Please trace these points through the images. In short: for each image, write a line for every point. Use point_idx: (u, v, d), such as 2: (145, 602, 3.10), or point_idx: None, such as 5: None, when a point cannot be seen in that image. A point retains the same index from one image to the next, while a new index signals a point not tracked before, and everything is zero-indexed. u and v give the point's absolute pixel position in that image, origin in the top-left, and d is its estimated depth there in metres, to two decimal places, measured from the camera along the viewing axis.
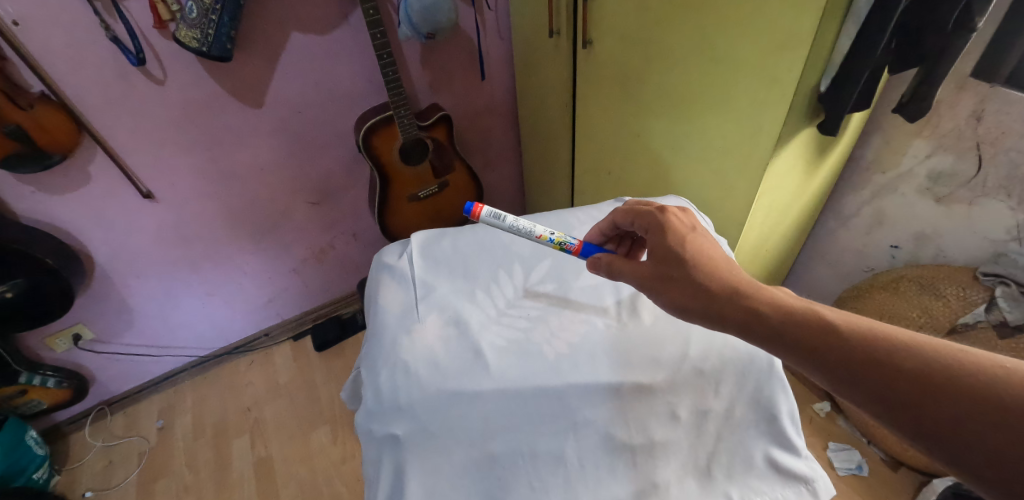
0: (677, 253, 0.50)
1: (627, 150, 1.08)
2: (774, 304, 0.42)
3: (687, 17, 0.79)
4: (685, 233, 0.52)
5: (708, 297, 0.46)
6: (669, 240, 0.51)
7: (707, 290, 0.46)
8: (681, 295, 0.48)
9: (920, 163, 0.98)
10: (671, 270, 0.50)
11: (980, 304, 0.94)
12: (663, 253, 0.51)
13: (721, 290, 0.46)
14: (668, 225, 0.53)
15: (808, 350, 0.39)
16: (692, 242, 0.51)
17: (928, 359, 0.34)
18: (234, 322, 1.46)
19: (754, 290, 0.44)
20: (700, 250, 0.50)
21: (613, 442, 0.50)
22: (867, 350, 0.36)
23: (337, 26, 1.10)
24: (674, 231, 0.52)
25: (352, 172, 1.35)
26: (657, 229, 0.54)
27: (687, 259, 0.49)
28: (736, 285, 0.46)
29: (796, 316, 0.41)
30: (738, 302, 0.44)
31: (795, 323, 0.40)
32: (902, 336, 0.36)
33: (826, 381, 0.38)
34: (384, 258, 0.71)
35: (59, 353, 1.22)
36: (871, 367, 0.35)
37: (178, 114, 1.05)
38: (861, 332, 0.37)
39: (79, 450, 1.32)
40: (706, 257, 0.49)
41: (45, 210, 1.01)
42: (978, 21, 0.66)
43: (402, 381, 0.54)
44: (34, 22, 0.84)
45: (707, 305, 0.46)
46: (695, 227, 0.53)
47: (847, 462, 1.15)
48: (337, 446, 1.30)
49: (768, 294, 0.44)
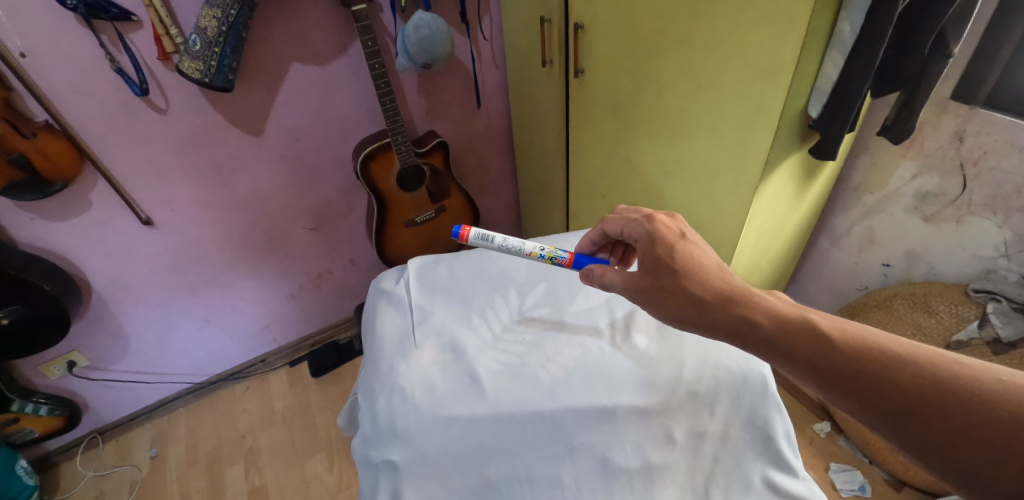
0: (666, 264, 0.51)
1: (620, 175, 1.10)
2: (770, 313, 0.43)
3: (673, 48, 0.83)
4: (675, 242, 0.52)
5: (701, 306, 0.47)
6: (658, 249, 0.52)
7: (697, 300, 0.47)
8: (675, 306, 0.49)
9: (906, 183, 1.00)
10: (662, 281, 0.50)
11: (973, 320, 0.94)
12: (652, 264, 0.52)
13: (713, 299, 0.46)
14: (657, 233, 0.54)
15: (806, 358, 0.39)
16: (679, 250, 0.51)
17: (921, 370, 0.34)
18: (231, 347, 1.45)
19: (749, 299, 0.45)
20: (692, 257, 0.50)
21: (611, 466, 0.50)
22: (861, 359, 0.37)
23: (337, 56, 1.13)
24: (663, 239, 0.53)
25: (350, 198, 1.37)
26: (646, 239, 0.54)
27: (678, 270, 0.50)
28: (728, 292, 0.46)
29: (791, 325, 0.42)
30: (731, 310, 0.45)
31: (790, 332, 0.41)
32: (894, 346, 0.37)
33: (822, 390, 0.39)
34: (382, 284, 0.72)
35: (53, 380, 1.21)
36: (863, 377, 0.36)
37: (179, 142, 1.07)
38: (857, 342, 0.38)
39: (71, 479, 1.30)
40: (697, 264, 0.50)
41: (44, 238, 1.02)
42: (954, 46, 0.70)
43: (399, 406, 0.54)
44: (41, 56, 0.86)
45: (700, 314, 0.47)
46: (685, 234, 0.54)
47: (849, 483, 1.14)
48: (332, 474, 1.28)
49: (761, 301, 0.44)
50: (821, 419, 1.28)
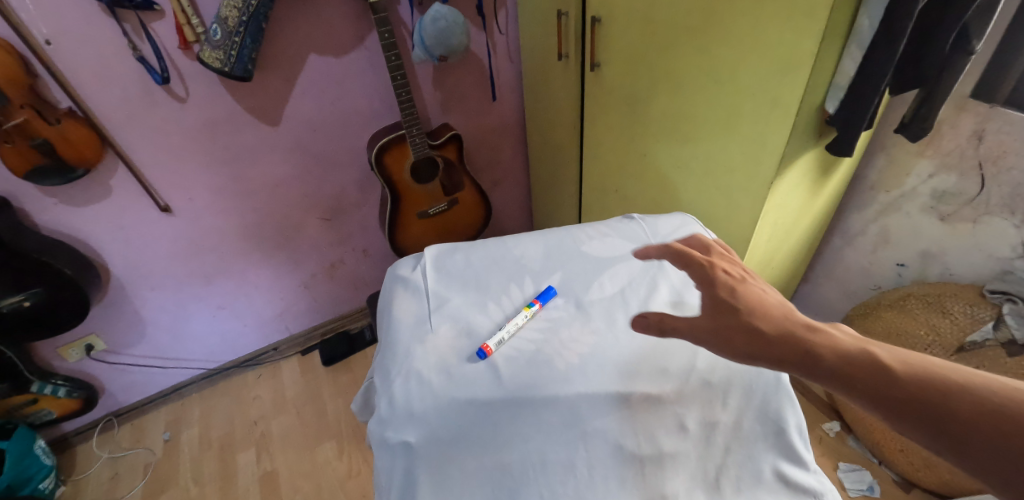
0: (729, 303, 0.47)
1: (633, 170, 1.10)
2: (834, 349, 0.39)
3: (690, 41, 0.83)
4: (734, 284, 0.49)
5: (762, 340, 0.43)
6: (718, 289, 0.49)
7: (757, 332, 0.43)
8: (739, 342, 0.44)
9: (923, 182, 0.99)
10: (725, 319, 0.46)
11: (987, 322, 0.93)
12: (713, 304, 0.48)
13: (774, 333, 0.43)
14: (713, 276, 0.50)
15: (876, 397, 0.35)
16: (742, 290, 0.48)
17: (1009, 406, 0.31)
18: (244, 334, 1.48)
19: (810, 333, 0.41)
20: (753, 297, 0.47)
21: (623, 452, 0.50)
22: (940, 395, 0.33)
23: (353, 48, 1.14)
24: (723, 281, 0.49)
25: (364, 189, 1.38)
26: (703, 282, 0.50)
27: (740, 310, 0.46)
28: (788, 327, 0.43)
29: (856, 359, 0.38)
30: (793, 343, 0.41)
31: (856, 364, 0.37)
32: (974, 380, 0.34)
33: (899, 428, 0.35)
34: (398, 270, 0.73)
35: (71, 363, 1.24)
36: (944, 413, 0.32)
37: (198, 131, 1.08)
38: (934, 378, 0.35)
39: (86, 460, 1.33)
40: (760, 304, 0.46)
41: (66, 222, 1.04)
42: (977, 43, 0.69)
43: (416, 389, 0.56)
44: (66, 43, 0.88)
45: (762, 349, 0.42)
46: (746, 278, 0.50)
47: (858, 483, 1.13)
48: (343, 461, 1.29)
49: (824, 336, 0.41)
50: (831, 418, 1.28)
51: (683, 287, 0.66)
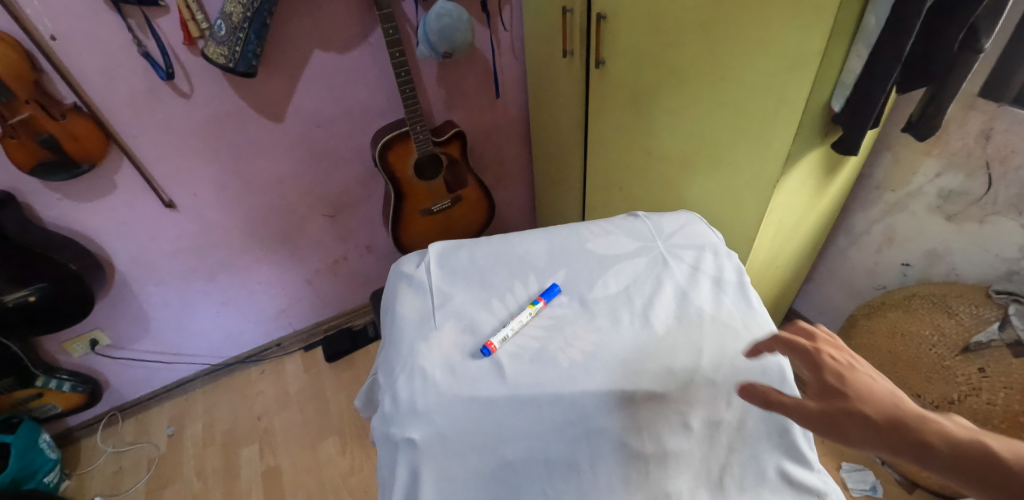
0: (839, 388, 0.41)
1: (638, 168, 1.10)
2: (945, 437, 0.35)
3: (696, 39, 0.82)
4: (841, 366, 0.43)
5: (880, 430, 0.37)
6: (825, 372, 0.43)
7: (871, 420, 0.38)
8: (854, 432, 0.38)
9: (929, 181, 0.99)
10: (838, 405, 0.40)
11: (993, 322, 0.91)
12: (823, 388, 0.42)
13: (889, 422, 0.37)
14: (818, 357, 0.44)
15: None
16: (851, 376, 0.42)
17: None
18: (248, 330, 1.48)
19: (932, 423, 0.36)
20: (865, 383, 0.41)
21: (627, 451, 0.50)
22: None
23: (358, 45, 1.14)
24: (827, 362, 0.44)
25: (367, 186, 1.38)
26: (808, 364, 0.45)
27: (853, 394, 0.40)
28: (904, 416, 0.38)
29: (986, 456, 0.33)
30: (910, 434, 0.36)
31: (985, 463, 0.33)
32: None
33: None
34: (403, 267, 0.73)
35: (76, 358, 1.25)
36: None
37: (202, 127, 1.08)
38: None
39: (90, 455, 1.33)
40: (874, 390, 0.40)
41: (71, 218, 1.05)
42: (985, 41, 0.68)
43: (420, 386, 0.55)
44: (70, 38, 0.88)
45: (882, 441, 0.37)
46: (853, 360, 0.45)
47: (861, 482, 1.13)
48: (345, 457, 1.30)
49: (941, 426, 0.36)
50: None
51: (687, 285, 0.66)
